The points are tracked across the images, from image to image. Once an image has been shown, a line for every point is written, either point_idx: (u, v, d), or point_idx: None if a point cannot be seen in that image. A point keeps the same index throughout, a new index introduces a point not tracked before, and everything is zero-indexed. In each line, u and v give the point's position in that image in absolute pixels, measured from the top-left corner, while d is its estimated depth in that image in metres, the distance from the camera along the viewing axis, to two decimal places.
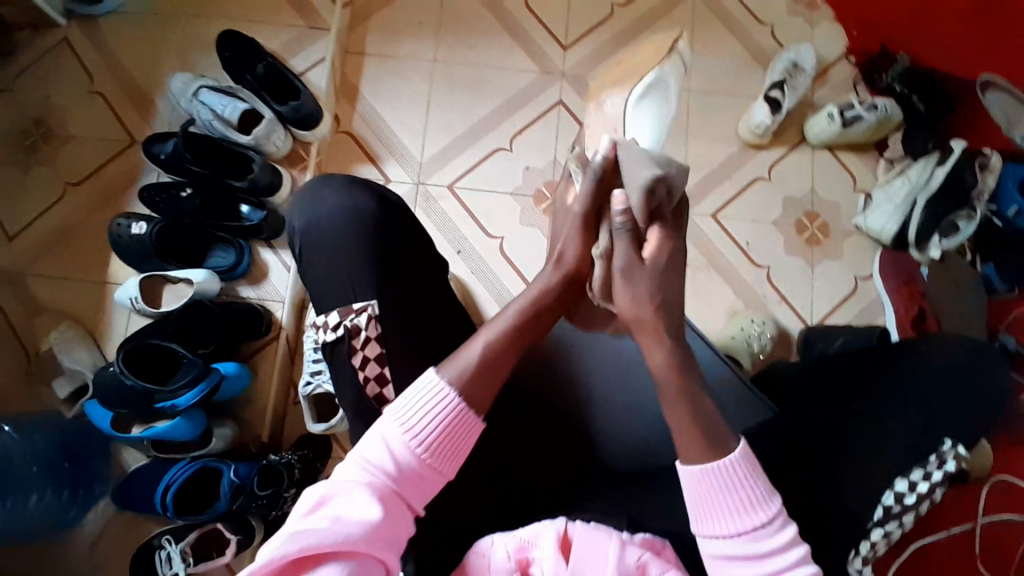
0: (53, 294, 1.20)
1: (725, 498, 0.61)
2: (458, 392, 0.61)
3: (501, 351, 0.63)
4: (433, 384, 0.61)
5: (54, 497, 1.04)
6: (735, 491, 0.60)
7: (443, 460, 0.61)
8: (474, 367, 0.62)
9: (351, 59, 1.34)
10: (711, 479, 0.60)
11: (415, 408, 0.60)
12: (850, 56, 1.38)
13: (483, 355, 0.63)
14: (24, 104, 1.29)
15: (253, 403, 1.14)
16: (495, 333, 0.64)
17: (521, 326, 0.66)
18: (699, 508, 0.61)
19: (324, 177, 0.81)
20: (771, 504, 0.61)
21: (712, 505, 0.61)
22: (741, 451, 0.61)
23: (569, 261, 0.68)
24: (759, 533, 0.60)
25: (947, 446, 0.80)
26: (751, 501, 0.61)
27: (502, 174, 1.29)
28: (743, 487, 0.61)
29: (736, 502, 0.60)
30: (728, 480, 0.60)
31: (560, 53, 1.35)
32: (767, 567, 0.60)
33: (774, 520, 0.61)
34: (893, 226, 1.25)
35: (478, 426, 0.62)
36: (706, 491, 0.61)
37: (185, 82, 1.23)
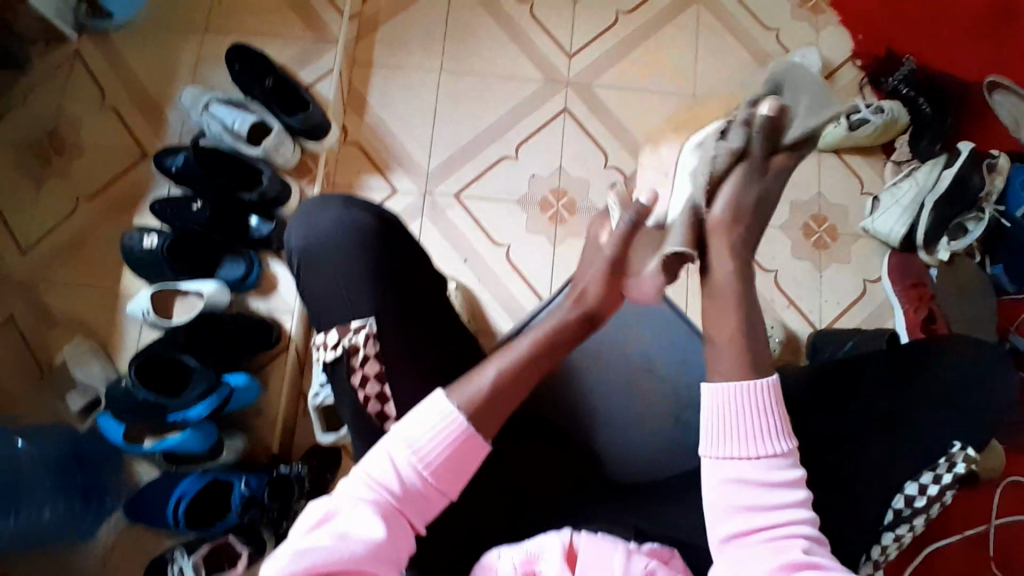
0: (66, 306, 1.21)
1: (745, 418, 0.61)
2: (467, 418, 0.61)
3: (511, 382, 0.64)
4: (440, 408, 0.61)
5: (67, 506, 1.06)
6: (757, 413, 0.61)
7: (448, 480, 0.61)
8: (483, 396, 0.63)
9: (357, 70, 1.35)
10: (731, 398, 0.62)
11: (420, 428, 0.61)
12: (857, 59, 1.37)
13: (492, 382, 0.63)
14: (36, 118, 1.30)
15: (263, 412, 1.15)
16: (506, 363, 0.65)
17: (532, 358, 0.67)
18: (717, 421, 0.62)
19: (321, 196, 0.81)
20: (793, 440, 0.61)
21: (729, 423, 0.61)
22: (770, 381, 0.62)
23: (586, 302, 0.71)
24: (777, 463, 0.60)
25: (956, 448, 0.82)
26: (763, 436, 0.61)
27: (508, 183, 1.30)
28: (761, 421, 0.61)
29: (754, 426, 0.61)
30: (753, 400, 0.61)
31: (566, 61, 1.36)
32: (782, 501, 0.59)
33: (793, 456, 0.61)
34: (902, 228, 1.25)
35: (484, 447, 0.62)
36: (726, 407, 0.62)
37: (196, 96, 1.25)
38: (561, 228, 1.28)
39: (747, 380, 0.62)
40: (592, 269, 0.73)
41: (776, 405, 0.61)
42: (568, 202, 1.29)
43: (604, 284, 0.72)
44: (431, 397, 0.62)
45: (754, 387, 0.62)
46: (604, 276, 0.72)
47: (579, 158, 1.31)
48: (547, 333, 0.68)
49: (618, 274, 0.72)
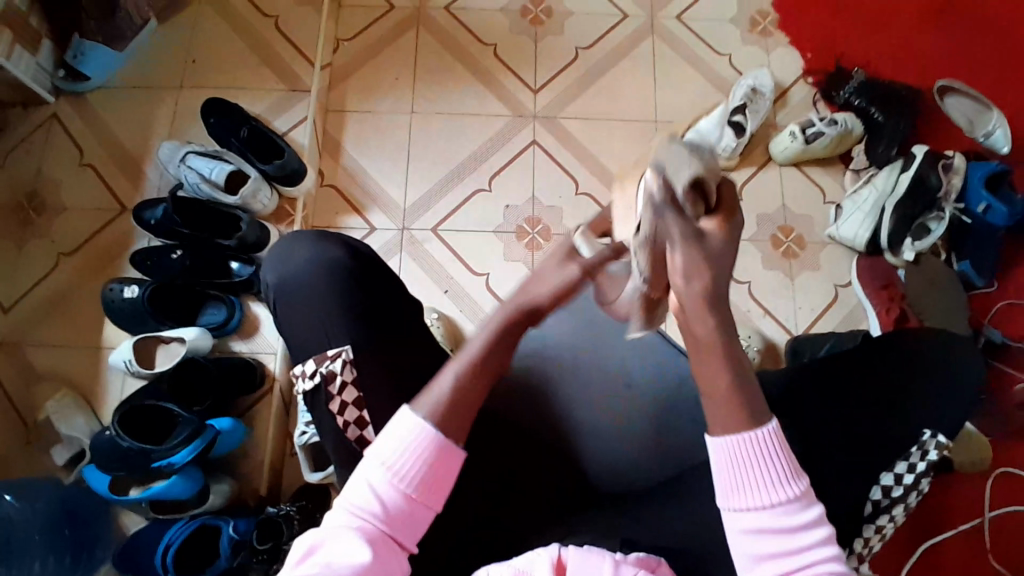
0: (49, 363, 1.21)
1: (753, 471, 0.59)
2: (436, 428, 0.62)
3: (474, 387, 0.64)
4: (408, 424, 0.62)
5: (57, 563, 1.02)
6: (765, 465, 0.59)
7: (429, 494, 0.62)
8: (447, 400, 0.63)
9: (331, 117, 1.40)
10: (742, 449, 0.59)
11: (394, 448, 0.61)
12: (808, 77, 1.43)
13: (451, 389, 0.63)
14: (16, 180, 1.33)
15: (249, 456, 1.15)
16: (466, 364, 0.64)
17: (487, 359, 0.65)
18: (727, 480, 0.60)
19: (298, 231, 0.83)
20: (806, 481, 0.60)
21: (739, 477, 0.59)
22: (773, 428, 0.59)
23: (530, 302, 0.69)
24: (795, 508, 0.59)
25: (927, 436, 0.84)
26: (779, 478, 0.59)
27: (483, 214, 1.33)
28: (777, 460, 0.59)
29: (765, 475, 0.59)
30: (759, 451, 0.59)
31: (531, 96, 1.41)
32: (801, 547, 0.58)
33: (809, 497, 0.60)
34: (866, 233, 1.29)
35: (460, 456, 0.63)
36: (734, 464, 0.59)
37: (173, 149, 1.28)
38: (537, 253, 1.31)
39: (751, 431, 0.59)
40: (547, 272, 0.69)
41: (781, 448, 0.59)
42: (542, 228, 1.32)
43: (558, 289, 0.69)
44: (399, 414, 0.62)
45: (763, 433, 0.59)
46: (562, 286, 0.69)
47: (551, 186, 1.35)
48: (498, 337, 0.66)
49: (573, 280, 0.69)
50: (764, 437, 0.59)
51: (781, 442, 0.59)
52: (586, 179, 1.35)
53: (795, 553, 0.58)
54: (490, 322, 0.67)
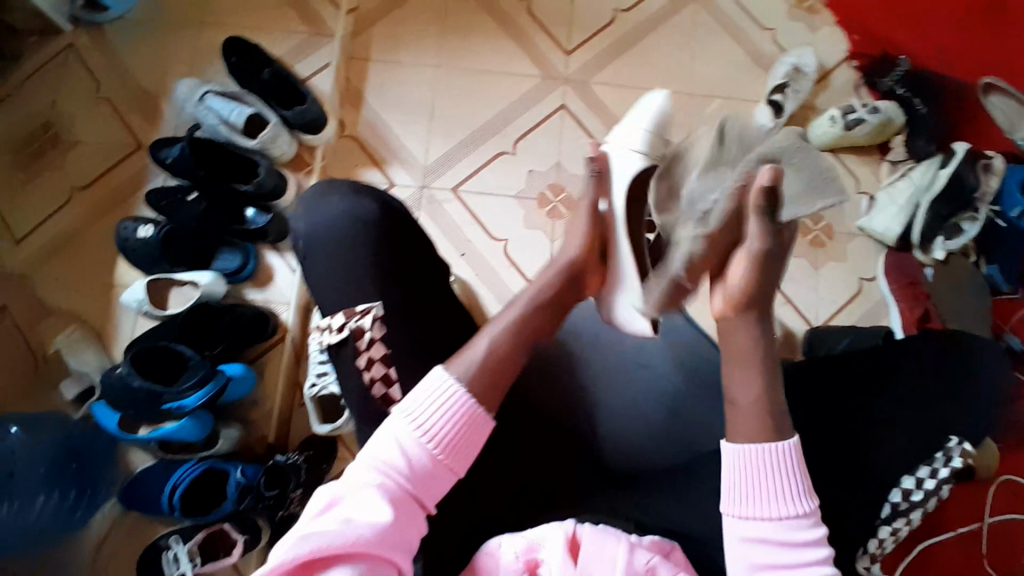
0: (60, 298, 1.20)
1: (765, 480, 0.63)
2: (468, 392, 0.62)
3: (509, 351, 0.66)
4: (442, 383, 0.62)
5: (60, 498, 1.03)
6: (779, 477, 0.62)
7: (455, 458, 0.61)
8: (482, 362, 0.64)
9: (354, 65, 1.35)
10: (758, 457, 0.63)
11: (424, 407, 0.61)
12: (852, 60, 1.37)
13: (490, 350, 0.65)
14: (32, 109, 1.30)
15: (259, 405, 1.15)
16: (503, 331, 0.67)
17: (525, 326, 0.68)
18: (740, 487, 0.63)
19: (330, 180, 0.83)
20: (815, 502, 0.63)
21: (751, 483, 0.63)
22: (792, 444, 0.63)
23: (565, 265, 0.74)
24: (802, 524, 0.62)
25: (953, 444, 0.85)
26: (792, 492, 0.62)
27: (505, 178, 1.30)
28: (790, 475, 0.62)
29: (777, 487, 0.62)
30: (775, 462, 0.62)
31: (563, 57, 1.36)
32: (802, 561, 0.60)
33: (816, 517, 0.62)
34: (897, 227, 1.26)
35: (488, 423, 0.63)
36: (752, 473, 0.63)
37: (192, 88, 1.25)
38: (558, 222, 1.28)
39: (769, 442, 0.63)
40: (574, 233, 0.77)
41: (798, 465, 0.63)
42: (565, 197, 1.29)
43: (585, 243, 0.75)
44: (432, 372, 0.63)
45: (783, 449, 0.63)
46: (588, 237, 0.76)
47: (577, 154, 1.31)
48: (539, 301, 0.71)
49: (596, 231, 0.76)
50: (782, 449, 0.63)
51: (798, 462, 0.63)
52: None
53: (795, 564, 0.60)
54: (529, 292, 0.71)
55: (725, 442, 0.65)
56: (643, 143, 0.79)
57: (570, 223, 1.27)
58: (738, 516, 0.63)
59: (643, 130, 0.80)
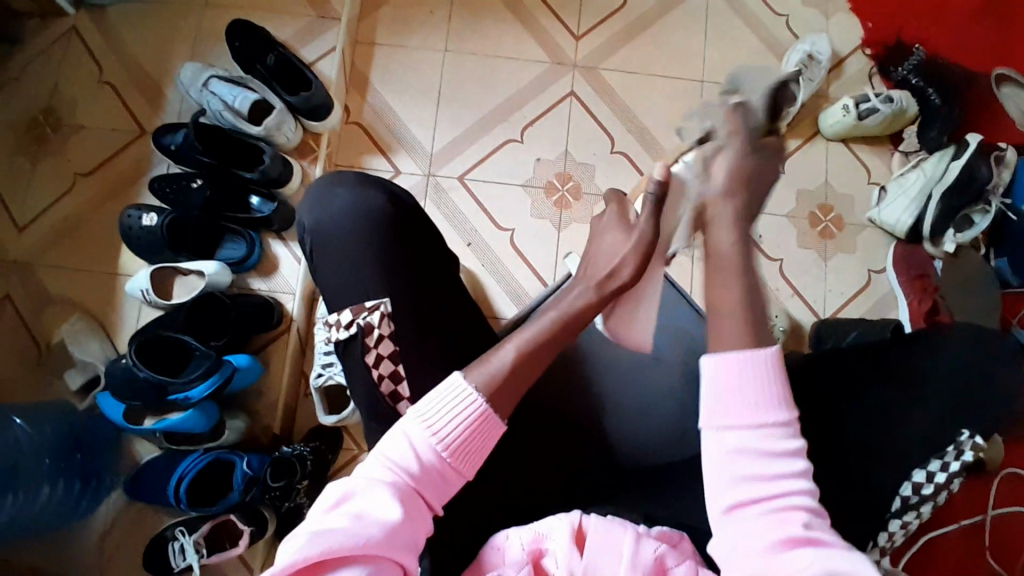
0: (64, 286, 1.20)
1: (745, 390, 0.57)
2: (485, 399, 0.61)
3: (528, 367, 0.63)
4: (457, 388, 0.61)
5: (66, 488, 1.04)
6: (757, 385, 0.56)
7: (464, 461, 0.61)
8: (502, 375, 0.62)
9: (360, 50, 1.33)
10: (737, 366, 0.57)
11: (439, 410, 0.61)
12: (866, 48, 1.35)
13: (510, 367, 0.63)
14: (32, 94, 1.28)
15: (264, 395, 1.14)
16: (525, 345, 0.64)
17: (546, 342, 0.65)
18: (712, 394, 0.57)
19: (337, 172, 0.81)
20: (794, 410, 0.57)
21: (732, 392, 0.57)
22: (771, 351, 0.57)
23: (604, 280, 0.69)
24: (781, 434, 0.56)
25: (965, 437, 0.85)
26: (769, 401, 0.56)
27: (513, 166, 1.28)
28: (769, 385, 0.57)
29: (756, 397, 0.56)
30: (754, 370, 0.57)
31: (573, 43, 1.34)
32: (782, 475, 0.55)
33: (794, 427, 0.57)
34: (909, 219, 1.23)
35: (500, 428, 0.62)
36: (725, 378, 0.57)
37: (196, 72, 1.22)
38: (565, 212, 1.26)
39: (746, 349, 0.57)
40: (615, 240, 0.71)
41: (777, 371, 0.57)
42: (573, 186, 1.28)
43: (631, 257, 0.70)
44: (451, 376, 0.62)
45: (758, 357, 0.57)
46: (636, 249, 0.69)
47: (586, 142, 1.29)
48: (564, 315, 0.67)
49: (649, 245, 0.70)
50: (762, 357, 0.57)
51: (777, 367, 0.57)
52: (624, 138, 1.30)
53: (770, 480, 0.55)
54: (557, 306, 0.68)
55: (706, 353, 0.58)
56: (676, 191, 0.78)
57: (578, 214, 1.26)
58: (711, 418, 0.57)
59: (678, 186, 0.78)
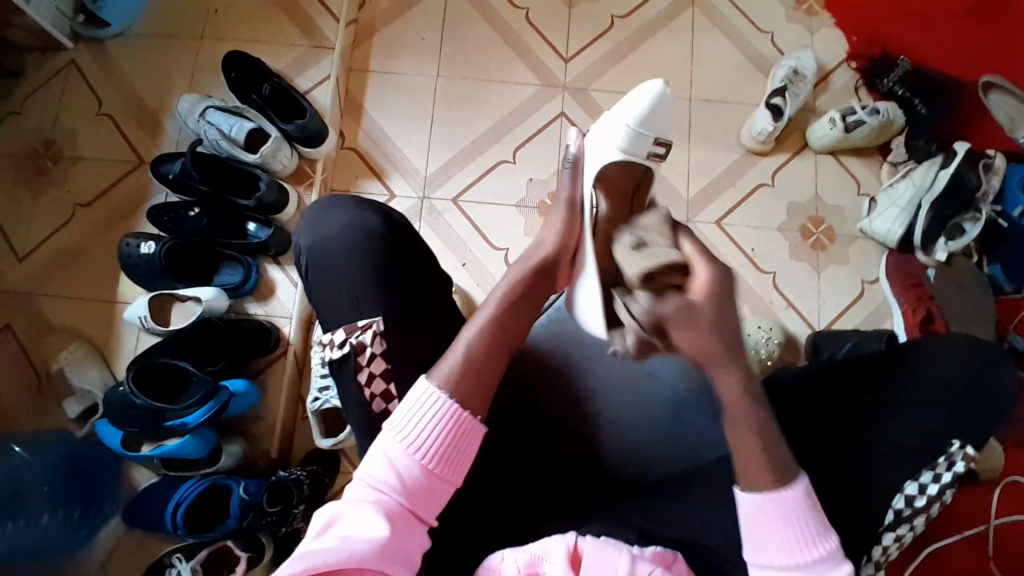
0: (64, 315, 1.21)
1: (784, 531, 0.63)
2: (452, 398, 0.63)
3: (484, 352, 0.66)
4: (425, 395, 0.63)
5: (66, 515, 1.04)
6: (796, 524, 0.63)
7: (444, 466, 0.62)
8: (459, 366, 0.65)
9: (354, 77, 1.36)
10: (772, 506, 0.63)
11: (410, 421, 0.62)
12: (851, 62, 1.37)
13: (467, 352, 0.66)
14: (32, 127, 1.30)
15: (262, 418, 1.15)
16: (477, 333, 0.67)
17: (499, 326, 0.68)
18: (755, 532, 0.64)
19: (332, 196, 0.84)
20: (833, 540, 0.64)
21: (771, 534, 0.63)
22: (804, 487, 0.64)
23: (539, 258, 0.73)
24: (824, 567, 0.62)
25: (955, 447, 0.79)
26: (810, 539, 0.63)
27: (505, 186, 1.30)
28: (807, 522, 0.63)
29: (796, 535, 0.63)
30: (791, 511, 0.63)
31: (562, 64, 1.36)
32: None
33: (836, 557, 0.63)
34: (899, 229, 1.25)
35: (477, 430, 0.64)
36: (765, 518, 0.63)
37: (193, 102, 1.25)
38: None
39: (779, 490, 0.63)
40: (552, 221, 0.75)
41: (812, 507, 0.63)
42: None
43: (561, 237, 0.74)
44: (415, 383, 0.64)
45: (792, 499, 0.63)
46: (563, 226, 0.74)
47: None
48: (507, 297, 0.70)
49: (574, 220, 0.74)
50: (797, 497, 0.63)
51: (809, 502, 0.64)
52: None
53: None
54: (501, 290, 0.71)
55: (738, 490, 0.65)
56: (629, 142, 0.73)
57: None
58: (759, 561, 0.63)
59: (627, 126, 0.72)
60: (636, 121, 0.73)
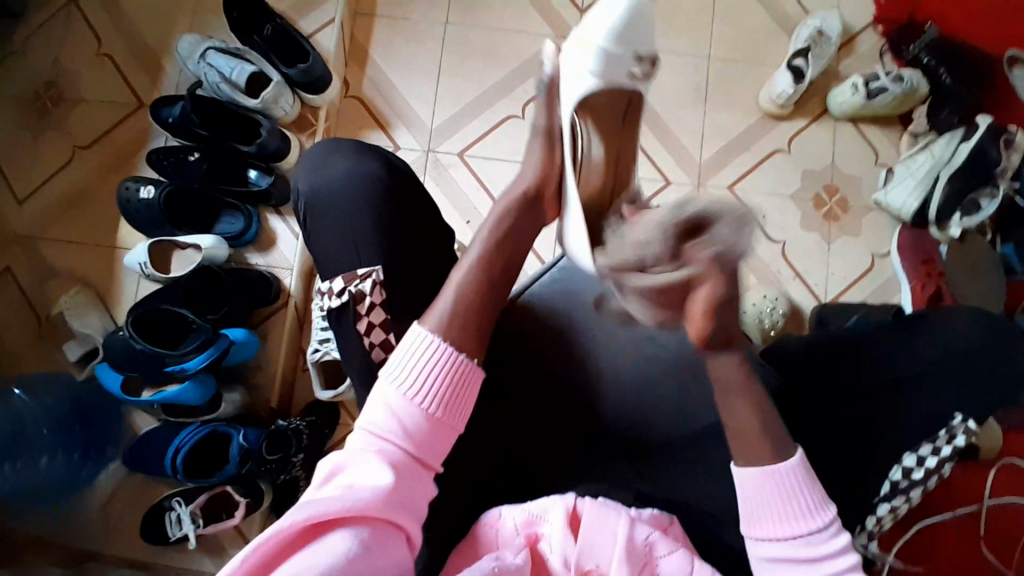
0: (63, 260, 1.20)
1: (783, 497, 0.64)
2: (447, 342, 0.64)
3: (477, 289, 0.68)
4: (421, 341, 0.63)
5: (65, 458, 1.05)
6: (792, 492, 0.63)
7: (444, 409, 0.62)
8: (452, 308, 0.66)
9: (360, 22, 1.31)
10: (771, 476, 0.64)
11: (408, 368, 0.62)
12: (878, 25, 1.32)
13: (460, 294, 0.67)
14: (31, 66, 1.27)
15: (262, 368, 1.15)
16: (467, 273, 0.69)
17: (490, 261, 0.71)
18: (757, 495, 0.64)
19: (332, 141, 0.81)
20: (831, 510, 0.64)
21: (766, 497, 0.64)
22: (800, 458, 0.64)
23: (520, 193, 0.78)
24: (821, 533, 0.63)
25: (958, 420, 0.79)
26: (807, 505, 0.63)
27: (514, 142, 1.27)
28: (801, 489, 0.63)
29: (796, 502, 0.63)
30: (789, 478, 0.63)
31: (577, 16, 1.31)
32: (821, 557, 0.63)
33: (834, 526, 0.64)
34: (914, 202, 1.21)
35: (477, 374, 0.64)
36: (765, 484, 0.64)
37: (194, 44, 1.21)
38: None
39: (779, 462, 0.64)
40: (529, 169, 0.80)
41: (808, 477, 0.64)
42: None
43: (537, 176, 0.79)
44: (409, 330, 0.64)
45: (789, 467, 0.64)
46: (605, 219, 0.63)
47: None
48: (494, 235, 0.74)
49: (551, 153, 0.80)
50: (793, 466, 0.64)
51: (807, 474, 0.64)
52: None
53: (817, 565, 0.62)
54: (488, 227, 0.74)
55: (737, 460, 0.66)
56: (601, 64, 0.76)
57: None
58: (751, 518, 0.65)
59: (597, 48, 0.76)
60: (608, 41, 0.76)
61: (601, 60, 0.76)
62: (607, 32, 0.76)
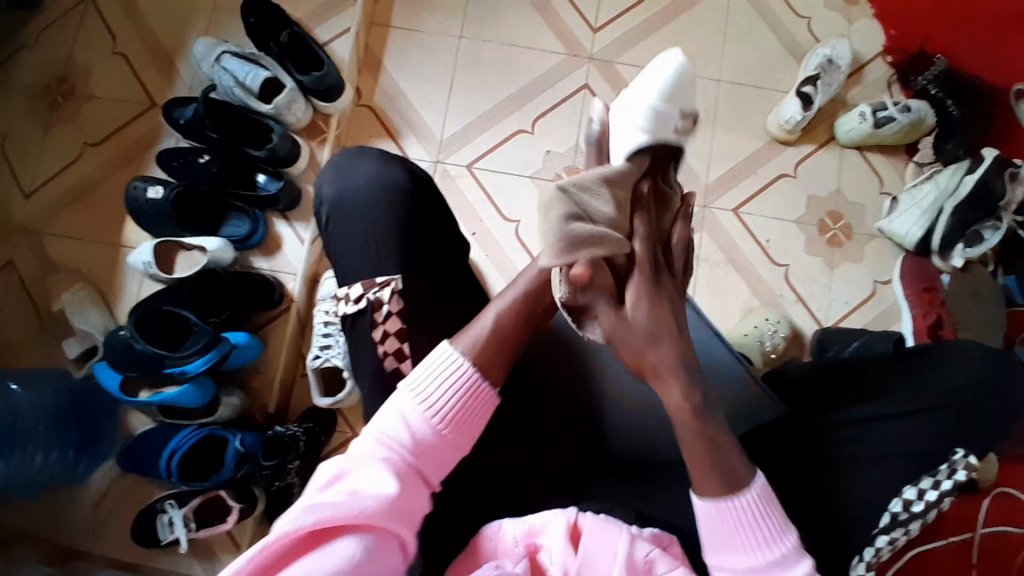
0: (67, 255, 1.20)
1: (742, 525, 0.62)
2: (472, 364, 0.64)
3: (515, 323, 0.67)
4: (446, 359, 0.64)
5: (59, 455, 1.05)
6: (750, 521, 0.62)
7: (456, 431, 0.62)
8: (485, 335, 0.65)
9: (375, 32, 1.32)
10: (733, 506, 0.62)
11: (429, 383, 0.63)
12: (887, 55, 1.33)
13: (498, 322, 0.66)
14: (46, 62, 1.28)
15: (263, 371, 1.15)
16: (509, 304, 0.67)
17: (537, 298, 0.68)
18: (719, 527, 0.63)
19: (359, 148, 0.83)
20: (789, 537, 0.63)
21: (725, 529, 0.62)
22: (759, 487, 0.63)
23: None
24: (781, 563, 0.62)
25: (959, 455, 0.75)
26: (766, 535, 0.62)
27: (522, 156, 1.27)
28: (759, 520, 0.62)
29: (755, 533, 0.62)
30: (748, 508, 0.62)
31: (590, 35, 1.32)
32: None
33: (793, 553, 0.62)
34: (918, 231, 1.22)
35: (492, 399, 0.65)
36: (725, 518, 0.62)
37: (210, 47, 1.22)
38: None
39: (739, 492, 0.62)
40: None
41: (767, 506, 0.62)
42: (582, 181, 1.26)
43: None
44: (437, 346, 0.65)
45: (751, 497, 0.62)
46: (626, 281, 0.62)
47: None
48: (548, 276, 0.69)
49: None
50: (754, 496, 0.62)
51: (769, 500, 0.63)
52: None
53: None
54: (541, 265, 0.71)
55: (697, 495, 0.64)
56: (652, 120, 0.65)
57: None
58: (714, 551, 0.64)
59: (649, 104, 0.66)
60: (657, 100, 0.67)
61: (651, 119, 0.65)
62: (659, 90, 0.67)
